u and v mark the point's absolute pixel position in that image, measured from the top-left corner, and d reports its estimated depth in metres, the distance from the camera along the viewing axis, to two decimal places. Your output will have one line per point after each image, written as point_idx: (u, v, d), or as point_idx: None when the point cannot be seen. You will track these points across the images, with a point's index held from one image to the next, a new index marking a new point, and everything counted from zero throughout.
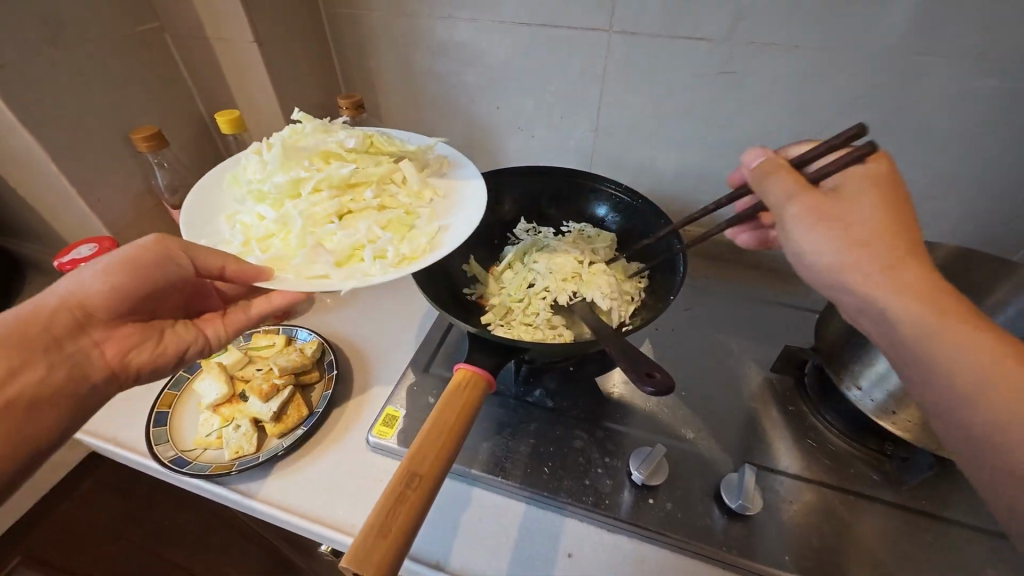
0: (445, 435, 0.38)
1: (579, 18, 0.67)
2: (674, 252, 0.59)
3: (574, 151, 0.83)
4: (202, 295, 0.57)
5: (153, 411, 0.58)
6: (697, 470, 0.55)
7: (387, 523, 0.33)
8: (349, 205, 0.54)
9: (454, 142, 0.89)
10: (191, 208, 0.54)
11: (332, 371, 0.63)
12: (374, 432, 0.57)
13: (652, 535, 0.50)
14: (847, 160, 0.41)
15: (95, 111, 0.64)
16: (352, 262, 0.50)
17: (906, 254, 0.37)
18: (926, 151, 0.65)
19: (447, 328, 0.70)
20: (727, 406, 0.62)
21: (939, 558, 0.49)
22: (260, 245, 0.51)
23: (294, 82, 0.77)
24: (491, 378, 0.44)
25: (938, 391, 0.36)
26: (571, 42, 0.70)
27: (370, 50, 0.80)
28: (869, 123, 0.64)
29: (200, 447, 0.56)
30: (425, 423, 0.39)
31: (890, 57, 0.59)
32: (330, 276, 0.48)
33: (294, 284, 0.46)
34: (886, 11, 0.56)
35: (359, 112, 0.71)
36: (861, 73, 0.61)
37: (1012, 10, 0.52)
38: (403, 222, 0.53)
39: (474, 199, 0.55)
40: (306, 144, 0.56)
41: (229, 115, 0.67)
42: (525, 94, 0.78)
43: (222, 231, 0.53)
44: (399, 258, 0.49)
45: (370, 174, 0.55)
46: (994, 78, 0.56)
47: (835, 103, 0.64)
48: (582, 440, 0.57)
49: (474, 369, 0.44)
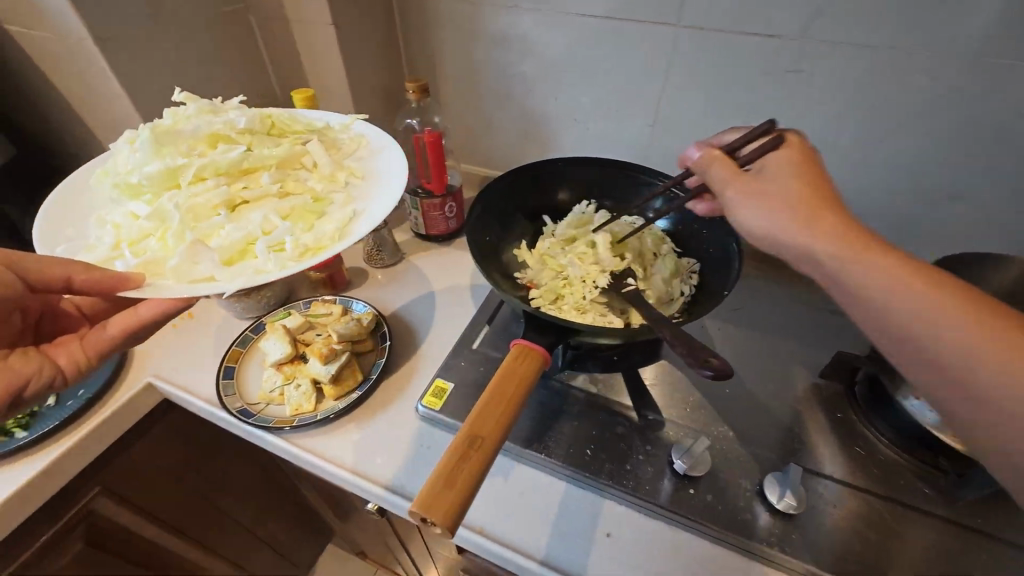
0: (504, 403, 0.40)
1: (646, 11, 0.68)
2: (728, 250, 0.59)
3: (629, 145, 0.83)
4: (56, 314, 0.61)
5: (221, 365, 0.63)
6: (739, 466, 0.55)
7: (451, 477, 0.35)
8: (238, 194, 0.54)
9: (509, 130, 0.90)
10: (57, 210, 0.52)
11: (386, 342, 0.66)
12: (423, 401, 0.60)
13: (691, 524, 0.50)
14: (766, 147, 0.44)
15: (185, 83, 0.69)
16: (243, 257, 0.49)
17: (821, 211, 0.38)
18: (1006, 162, 0.62)
19: (494, 311, 0.72)
20: (772, 407, 0.61)
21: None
22: (132, 247, 0.49)
23: (363, 66, 0.80)
24: (548, 355, 0.46)
25: (916, 357, 0.35)
26: (635, 35, 0.70)
27: (436, 37, 0.83)
28: (945, 129, 0.62)
29: (263, 401, 0.61)
30: (486, 390, 0.41)
31: (974, 61, 0.56)
32: (215, 276, 0.46)
33: (173, 288, 0.44)
34: (974, 13, 0.54)
35: (425, 95, 0.74)
36: (940, 77, 0.59)
37: None
38: (301, 210, 0.53)
39: (372, 180, 0.56)
40: (187, 128, 0.55)
41: (305, 94, 0.71)
42: (584, 86, 0.79)
43: (91, 235, 0.50)
44: (297, 251, 0.48)
45: (261, 160, 0.56)
46: None
47: (909, 107, 0.62)
48: (623, 426, 0.58)
49: (532, 346, 0.45)
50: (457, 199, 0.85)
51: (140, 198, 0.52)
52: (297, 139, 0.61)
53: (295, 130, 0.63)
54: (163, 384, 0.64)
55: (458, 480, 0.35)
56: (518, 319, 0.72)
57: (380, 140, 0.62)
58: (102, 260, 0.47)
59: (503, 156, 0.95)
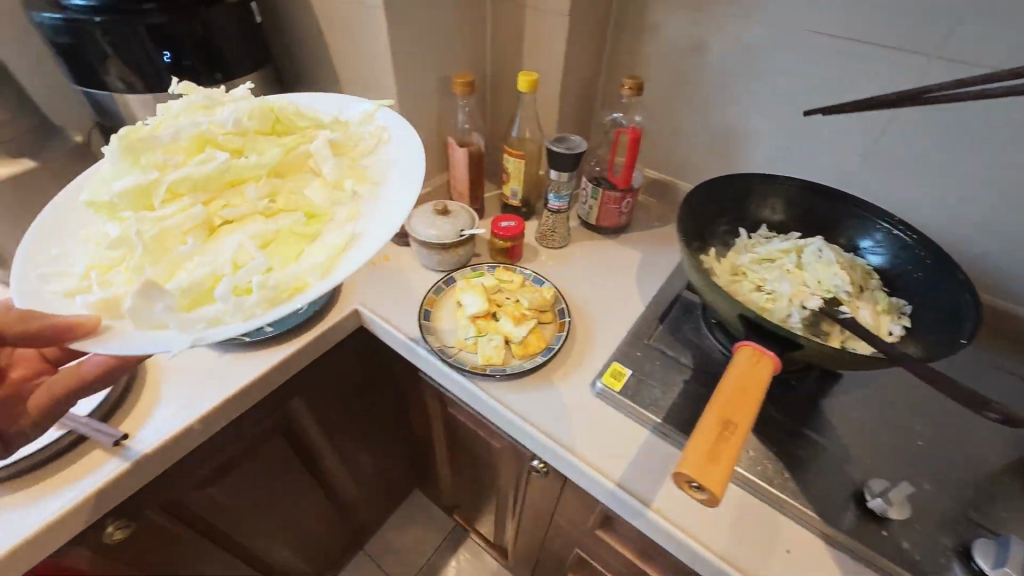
0: (747, 397, 0.43)
1: (900, 35, 0.64)
2: (959, 300, 0.56)
3: (830, 170, 0.80)
4: None
5: (423, 307, 0.71)
6: (936, 520, 0.52)
7: (713, 454, 0.39)
8: (218, 211, 0.46)
9: (695, 135, 0.90)
10: (35, 229, 0.46)
11: (565, 318, 0.71)
12: (603, 380, 0.63)
13: (881, 564, 0.49)
14: None
15: (429, 53, 0.77)
16: (204, 300, 0.40)
17: None
18: None
19: (666, 311, 0.74)
20: (973, 470, 0.57)
21: None
22: (100, 279, 0.43)
23: (576, 54, 0.84)
24: (778, 360, 0.48)
25: None
26: (877, 57, 0.67)
27: (648, 35, 0.85)
28: None
29: (458, 346, 0.67)
30: (727, 382, 0.44)
31: None
32: (170, 325, 0.38)
33: (137, 343, 0.38)
34: None
35: (638, 93, 0.76)
36: None
37: None
38: (292, 231, 0.45)
39: (397, 178, 0.48)
40: (166, 131, 0.47)
41: (528, 76, 0.76)
42: (792, 108, 0.77)
43: (61, 253, 0.45)
44: (268, 295, 0.40)
45: (256, 168, 0.48)
46: None
47: None
48: (807, 450, 0.57)
49: (764, 350, 0.47)
50: (634, 197, 0.87)
51: (116, 218, 0.46)
52: (300, 137, 0.51)
53: (301, 127, 0.53)
54: (370, 312, 0.73)
55: (723, 458, 0.38)
56: (690, 322, 0.73)
57: (405, 138, 0.52)
58: (69, 291, 0.42)
59: (678, 164, 0.95)
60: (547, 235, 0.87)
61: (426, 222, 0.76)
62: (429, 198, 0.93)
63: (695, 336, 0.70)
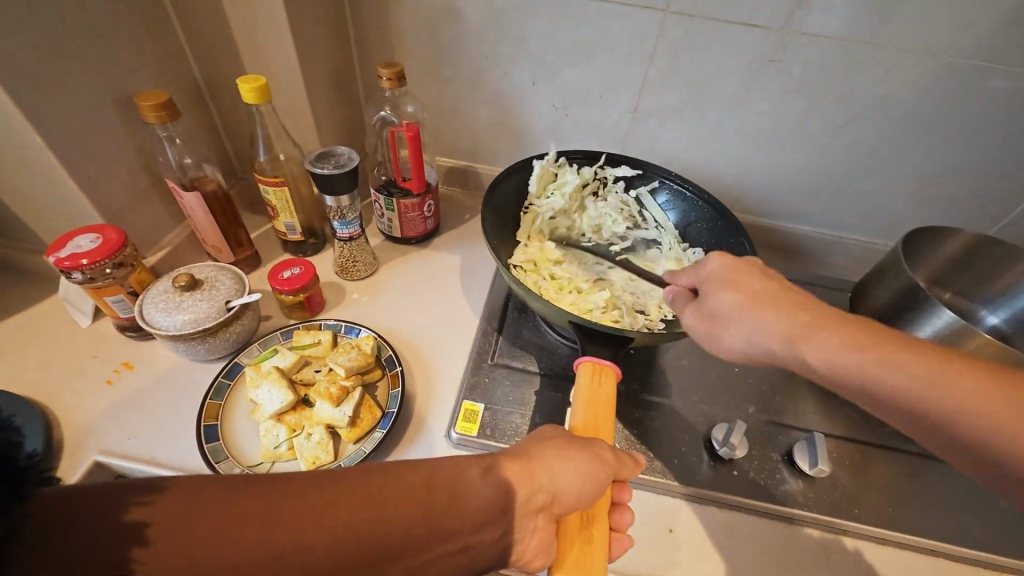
0: (599, 429, 0.48)
1: (626, 16, 0.67)
2: (732, 233, 0.66)
3: (606, 136, 0.82)
4: None
5: (201, 425, 0.52)
6: (762, 441, 0.60)
7: (587, 527, 0.43)
8: None
9: (483, 117, 0.83)
10: None
11: (396, 367, 0.59)
12: (457, 428, 0.56)
13: (739, 502, 0.55)
14: None
15: (77, 69, 0.52)
16: None
17: None
18: (873, 181, 0.78)
19: (495, 339, 0.67)
20: (770, 376, 0.67)
21: (945, 491, 0.57)
22: None
23: (312, 40, 0.66)
24: (616, 370, 0.53)
25: None
26: (598, 62, 0.73)
27: (393, 11, 0.72)
28: (840, 162, 0.77)
29: (268, 461, 0.51)
30: (578, 411, 0.50)
31: (862, 101, 0.69)
32: None
33: None
34: (857, 55, 0.65)
35: (402, 83, 0.63)
36: (824, 119, 0.72)
37: (946, 90, 0.66)
38: None
39: None
40: None
41: (255, 82, 0.57)
42: (562, 79, 0.76)
43: None
44: None
45: None
46: (946, 114, 0.68)
47: (814, 136, 0.75)
48: (662, 420, 0.60)
49: (602, 363, 0.53)
50: (434, 197, 0.77)
51: None
52: None
53: None
54: (146, 447, 0.53)
55: (594, 532, 0.43)
56: (530, 321, 0.69)
57: None
58: None
59: (474, 146, 0.88)
60: (219, 331, 0.57)
61: (163, 299, 0.56)
62: (171, 264, 0.68)
63: (537, 324, 0.69)
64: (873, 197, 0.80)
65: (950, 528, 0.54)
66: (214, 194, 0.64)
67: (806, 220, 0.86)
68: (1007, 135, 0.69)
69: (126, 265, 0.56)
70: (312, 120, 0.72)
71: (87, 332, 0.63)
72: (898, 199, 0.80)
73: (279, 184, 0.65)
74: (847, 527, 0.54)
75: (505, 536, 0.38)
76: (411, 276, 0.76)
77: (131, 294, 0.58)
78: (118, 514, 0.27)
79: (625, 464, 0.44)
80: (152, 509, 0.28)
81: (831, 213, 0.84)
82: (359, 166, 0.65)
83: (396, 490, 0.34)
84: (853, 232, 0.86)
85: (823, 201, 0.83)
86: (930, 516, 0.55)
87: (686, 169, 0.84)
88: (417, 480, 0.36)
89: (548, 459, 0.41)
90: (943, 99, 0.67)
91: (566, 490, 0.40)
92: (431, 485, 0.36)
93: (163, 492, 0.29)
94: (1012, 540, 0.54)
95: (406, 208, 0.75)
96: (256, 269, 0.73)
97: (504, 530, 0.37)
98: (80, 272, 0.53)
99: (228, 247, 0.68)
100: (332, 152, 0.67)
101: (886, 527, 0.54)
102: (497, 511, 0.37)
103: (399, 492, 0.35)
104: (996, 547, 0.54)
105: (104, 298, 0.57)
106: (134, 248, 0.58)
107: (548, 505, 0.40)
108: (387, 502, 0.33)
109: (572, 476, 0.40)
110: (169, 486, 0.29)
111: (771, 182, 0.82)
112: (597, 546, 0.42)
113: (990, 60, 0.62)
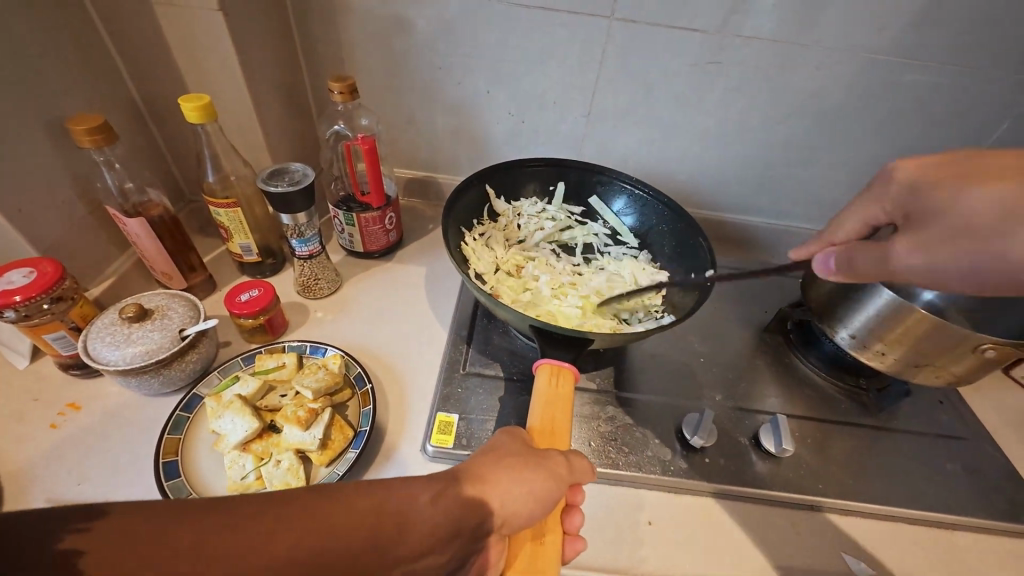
0: (562, 429, 0.49)
1: (573, 21, 0.69)
2: (688, 231, 0.69)
3: (563, 141, 0.84)
4: None
5: (158, 463, 0.49)
6: (730, 426, 0.62)
7: (541, 529, 0.44)
8: None
9: (440, 127, 0.83)
10: None
11: (365, 384, 0.58)
12: (432, 441, 0.56)
13: (711, 488, 0.57)
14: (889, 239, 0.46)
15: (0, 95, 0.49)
16: None
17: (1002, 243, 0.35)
18: (813, 172, 0.83)
19: (466, 348, 0.66)
20: (732, 363, 0.70)
21: (899, 460, 0.61)
22: None
23: (259, 56, 0.65)
24: (576, 371, 0.54)
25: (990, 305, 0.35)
26: (550, 67, 0.74)
27: (341, 25, 0.71)
28: (782, 156, 0.81)
29: (236, 493, 0.49)
30: (537, 414, 0.50)
31: (797, 98, 0.74)
32: None
33: None
34: (790, 55, 0.69)
35: (354, 97, 0.63)
36: (764, 115, 0.76)
37: (869, 86, 0.71)
38: None
39: None
40: None
41: (198, 101, 0.55)
42: (516, 86, 0.77)
43: None
44: None
45: None
46: (873, 107, 0.74)
47: (758, 131, 0.78)
48: (634, 415, 0.62)
49: (563, 364, 0.54)
50: (394, 208, 0.76)
51: None
52: None
53: None
54: (98, 492, 0.50)
55: (548, 534, 0.43)
56: (500, 328, 0.70)
57: None
58: None
59: (433, 155, 0.87)
60: (173, 361, 0.55)
61: (109, 333, 0.53)
62: (118, 294, 0.64)
63: (507, 330, 0.69)
64: (814, 187, 0.85)
65: (905, 492, 0.58)
66: (160, 219, 0.61)
67: (756, 212, 0.90)
68: (925, 126, 0.75)
69: (66, 299, 0.53)
70: (263, 138, 0.70)
71: (24, 375, 0.59)
72: (835, 187, 0.85)
73: (231, 205, 0.63)
74: (813, 501, 0.56)
75: (455, 556, 0.38)
76: (377, 290, 0.75)
77: (74, 329, 0.55)
78: (51, 545, 0.25)
79: (579, 470, 0.45)
80: (87, 538, 0.26)
81: (779, 204, 0.89)
82: (313, 182, 0.64)
83: (347, 516, 0.34)
84: (799, 221, 0.91)
85: (770, 193, 0.87)
86: (887, 483, 0.59)
87: (641, 170, 0.86)
88: (365, 507, 0.35)
89: (503, 481, 0.40)
90: (868, 93, 0.72)
91: (519, 512, 0.40)
92: (382, 511, 0.35)
93: (102, 519, 0.27)
94: (961, 500, 0.58)
95: (365, 222, 0.73)
96: (211, 294, 0.70)
97: (456, 550, 0.38)
98: (12, 311, 0.49)
99: (179, 273, 0.65)
100: (286, 170, 0.65)
101: (848, 498, 0.57)
102: (449, 535, 0.37)
103: (347, 518, 0.34)
104: (948, 507, 0.57)
105: (42, 335, 0.53)
106: (74, 280, 0.55)
107: (500, 527, 0.40)
108: (334, 529, 0.33)
109: (527, 495, 0.40)
110: (110, 511, 0.28)
111: (721, 176, 0.86)
112: (550, 549, 0.43)
113: (906, 58, 0.68)
